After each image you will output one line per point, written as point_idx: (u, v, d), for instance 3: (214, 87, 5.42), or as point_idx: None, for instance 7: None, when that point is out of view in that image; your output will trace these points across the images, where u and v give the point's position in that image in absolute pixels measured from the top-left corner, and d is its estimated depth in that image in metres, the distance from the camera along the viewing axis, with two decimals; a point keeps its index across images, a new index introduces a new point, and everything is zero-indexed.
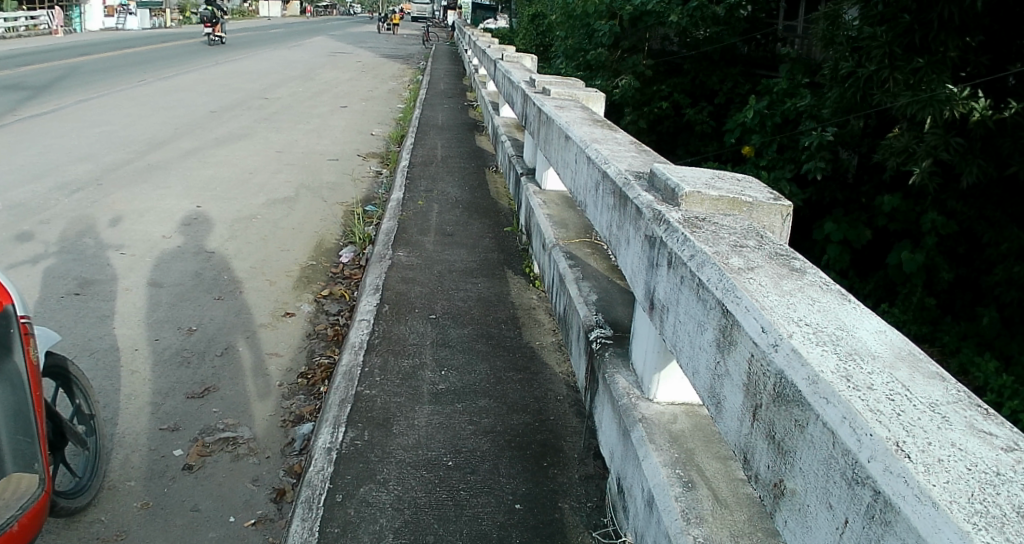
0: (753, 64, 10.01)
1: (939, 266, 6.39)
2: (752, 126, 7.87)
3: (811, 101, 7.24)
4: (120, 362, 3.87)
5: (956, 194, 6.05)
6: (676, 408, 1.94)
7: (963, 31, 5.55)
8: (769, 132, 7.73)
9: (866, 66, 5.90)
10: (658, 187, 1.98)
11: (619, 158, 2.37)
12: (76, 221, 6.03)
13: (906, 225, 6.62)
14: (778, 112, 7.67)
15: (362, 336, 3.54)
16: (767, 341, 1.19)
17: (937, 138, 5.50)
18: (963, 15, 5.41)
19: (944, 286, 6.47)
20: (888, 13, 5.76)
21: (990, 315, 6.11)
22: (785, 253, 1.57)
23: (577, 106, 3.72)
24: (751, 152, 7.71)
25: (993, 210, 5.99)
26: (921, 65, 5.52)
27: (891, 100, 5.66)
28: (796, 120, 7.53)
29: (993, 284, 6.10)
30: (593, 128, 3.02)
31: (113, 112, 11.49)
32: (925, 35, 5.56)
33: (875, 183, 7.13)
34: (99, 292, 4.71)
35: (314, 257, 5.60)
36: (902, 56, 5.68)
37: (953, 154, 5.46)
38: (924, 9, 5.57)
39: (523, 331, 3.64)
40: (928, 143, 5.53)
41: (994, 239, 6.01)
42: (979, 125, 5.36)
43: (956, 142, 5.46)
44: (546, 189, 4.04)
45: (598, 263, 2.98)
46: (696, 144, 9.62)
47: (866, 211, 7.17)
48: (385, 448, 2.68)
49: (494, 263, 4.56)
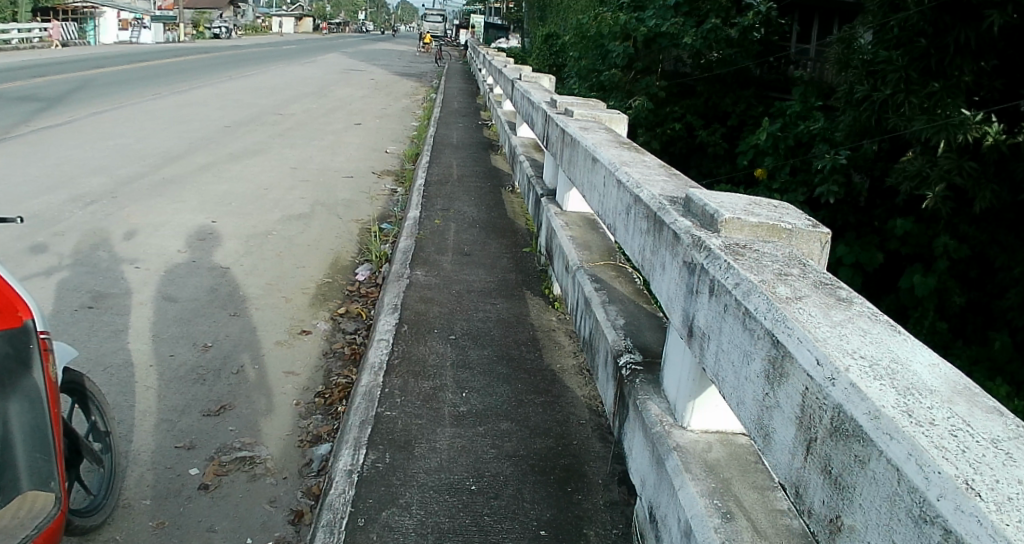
0: (765, 86, 10.30)
1: (950, 289, 6.41)
2: (764, 149, 8.17)
3: (824, 124, 7.49)
4: (134, 378, 3.87)
5: (969, 218, 6.13)
6: (711, 436, 1.89)
7: (978, 55, 5.62)
8: (782, 155, 8.01)
9: (882, 89, 6.01)
10: (695, 213, 1.93)
11: (650, 183, 2.32)
12: (91, 234, 6.06)
13: (918, 249, 6.67)
14: (791, 135, 7.93)
15: (381, 356, 3.47)
16: (823, 374, 1.14)
17: (950, 163, 5.56)
18: (979, 39, 5.52)
19: (955, 309, 6.43)
20: (902, 37, 5.91)
21: (1002, 340, 6.05)
22: (831, 281, 1.49)
23: (600, 127, 3.69)
24: (763, 175, 8.06)
25: (1005, 235, 6.10)
26: (936, 89, 5.60)
27: (907, 124, 5.71)
28: (808, 142, 7.77)
29: (1004, 309, 6.10)
30: (620, 151, 2.98)
31: (128, 126, 11.56)
32: (940, 59, 5.68)
33: (887, 207, 7.20)
34: (114, 306, 4.72)
35: (330, 274, 5.53)
36: (917, 80, 5.77)
37: (965, 178, 5.48)
38: (940, 33, 5.68)
39: (544, 354, 3.60)
40: (942, 167, 5.58)
41: (1007, 263, 6.09)
42: (992, 149, 5.40)
43: (970, 166, 5.48)
44: (567, 210, 4.01)
45: (624, 286, 2.93)
46: (708, 165, 9.78)
47: (878, 234, 7.17)
48: (407, 471, 2.64)
49: (513, 284, 4.53)
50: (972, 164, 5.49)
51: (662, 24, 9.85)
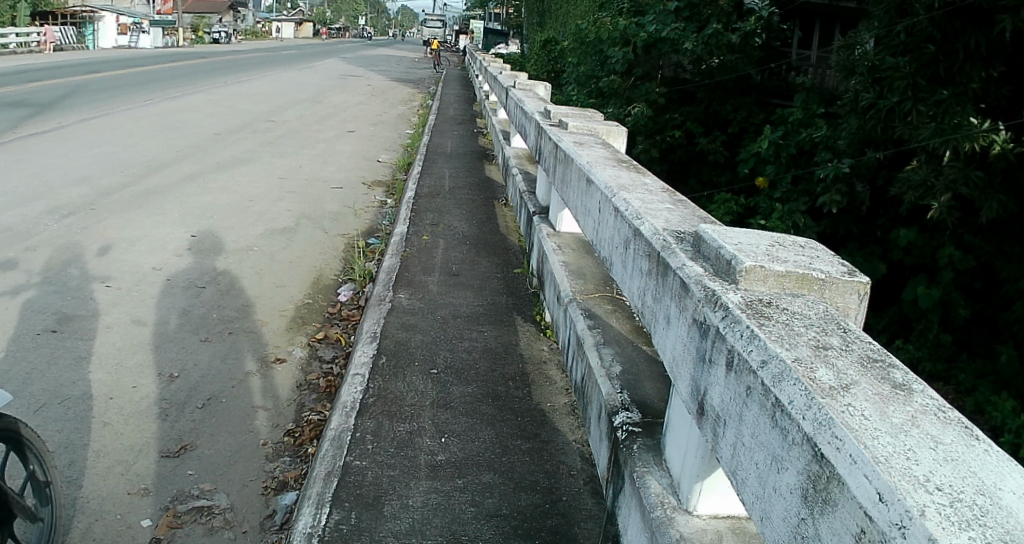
0: (765, 93, 9.82)
1: (955, 301, 6.13)
2: (766, 156, 7.91)
3: (825, 132, 7.23)
4: (91, 413, 3.56)
5: (974, 228, 5.82)
6: (721, 523, 1.59)
7: (987, 62, 5.37)
8: (784, 163, 7.81)
9: (888, 97, 5.76)
10: (706, 256, 1.64)
11: (653, 212, 2.02)
12: (64, 250, 5.76)
13: (922, 259, 6.41)
14: (793, 143, 7.75)
15: (355, 395, 3.16)
16: (889, 516, 0.84)
17: (956, 172, 5.38)
18: (990, 46, 5.25)
19: (960, 322, 6.20)
20: (909, 44, 5.63)
21: (1008, 352, 5.87)
22: (879, 360, 1.22)
23: (597, 142, 3.38)
24: (766, 184, 7.93)
25: (1011, 245, 5.77)
26: (944, 97, 5.37)
27: (913, 133, 5.53)
28: (810, 150, 7.64)
29: (1011, 320, 5.89)
30: (617, 170, 2.67)
31: (116, 133, 11.29)
32: (949, 66, 5.41)
33: (891, 216, 6.93)
34: (78, 329, 4.40)
35: (311, 294, 5.23)
36: (925, 88, 5.52)
37: (972, 188, 5.32)
38: (949, 40, 5.40)
39: (533, 391, 3.29)
40: (948, 176, 5.40)
41: (1013, 274, 5.76)
42: (999, 158, 5.24)
43: (976, 175, 5.32)
44: (561, 231, 3.71)
45: (621, 323, 2.63)
46: (708, 174, 9.57)
47: (881, 244, 7.01)
48: (373, 535, 2.33)
49: (502, 308, 4.23)
50: (979, 173, 5.33)
51: (662, 29, 9.57)
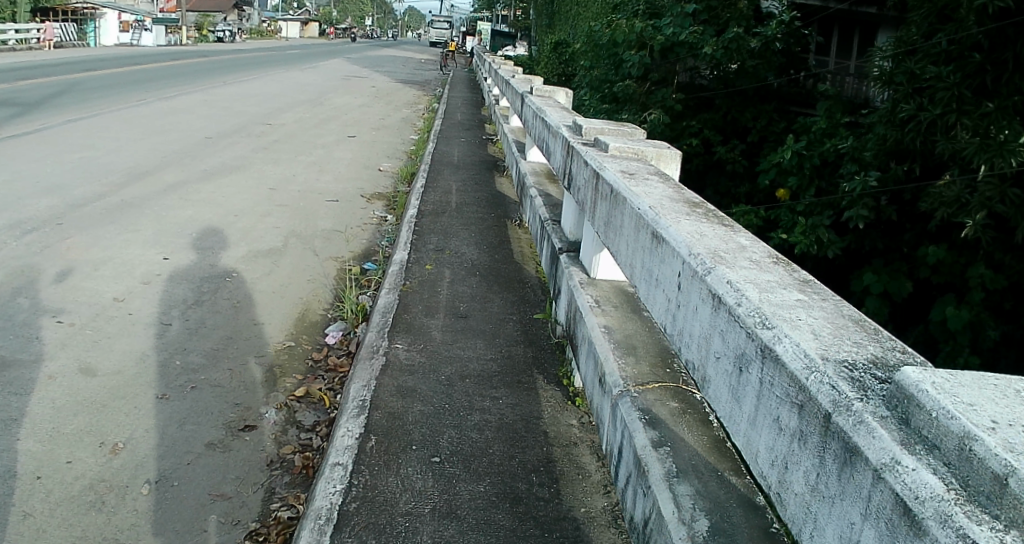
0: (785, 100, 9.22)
1: (985, 322, 5.63)
2: (788, 167, 7.23)
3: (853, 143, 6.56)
4: (9, 499, 2.84)
5: (1006, 246, 5.35)
6: None
7: None
8: (807, 175, 7.10)
9: (929, 109, 5.45)
10: (923, 433, 0.89)
11: (784, 313, 1.27)
12: (16, 274, 5.05)
13: (950, 278, 5.94)
14: (817, 153, 7.11)
15: (331, 500, 2.43)
16: None
17: (991, 189, 4.99)
18: None
19: (989, 344, 5.63)
20: (954, 52, 5.36)
21: None
22: None
23: (652, 173, 2.67)
24: (786, 196, 7.28)
25: None
26: (990, 109, 5.01)
27: (950, 144, 5.23)
28: (836, 162, 6.98)
29: None
30: (693, 220, 1.94)
31: (100, 136, 10.60)
32: (996, 77, 5.10)
33: (918, 231, 6.27)
34: (13, 380, 3.69)
35: (293, 334, 4.52)
36: (970, 100, 5.18)
37: (1008, 206, 4.91)
38: (996, 49, 5.11)
39: (561, 491, 2.54)
40: (983, 193, 5.04)
41: None
42: None
43: (1014, 193, 4.91)
44: (597, 278, 2.99)
45: (694, 435, 1.89)
46: (725, 184, 8.85)
47: (908, 260, 6.38)
48: None
49: (520, 363, 3.51)
50: (1017, 191, 4.92)
51: (680, 32, 8.82)
